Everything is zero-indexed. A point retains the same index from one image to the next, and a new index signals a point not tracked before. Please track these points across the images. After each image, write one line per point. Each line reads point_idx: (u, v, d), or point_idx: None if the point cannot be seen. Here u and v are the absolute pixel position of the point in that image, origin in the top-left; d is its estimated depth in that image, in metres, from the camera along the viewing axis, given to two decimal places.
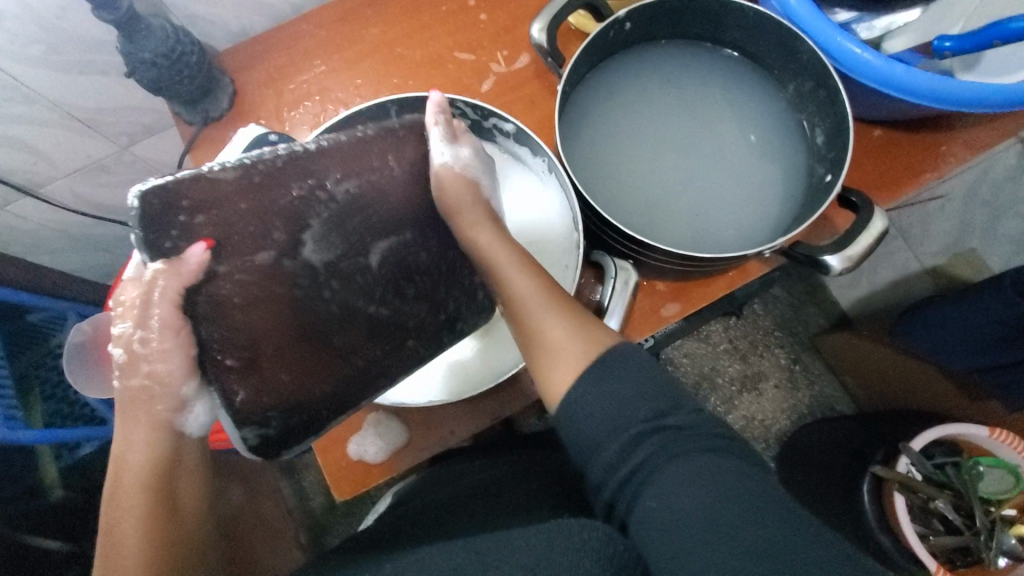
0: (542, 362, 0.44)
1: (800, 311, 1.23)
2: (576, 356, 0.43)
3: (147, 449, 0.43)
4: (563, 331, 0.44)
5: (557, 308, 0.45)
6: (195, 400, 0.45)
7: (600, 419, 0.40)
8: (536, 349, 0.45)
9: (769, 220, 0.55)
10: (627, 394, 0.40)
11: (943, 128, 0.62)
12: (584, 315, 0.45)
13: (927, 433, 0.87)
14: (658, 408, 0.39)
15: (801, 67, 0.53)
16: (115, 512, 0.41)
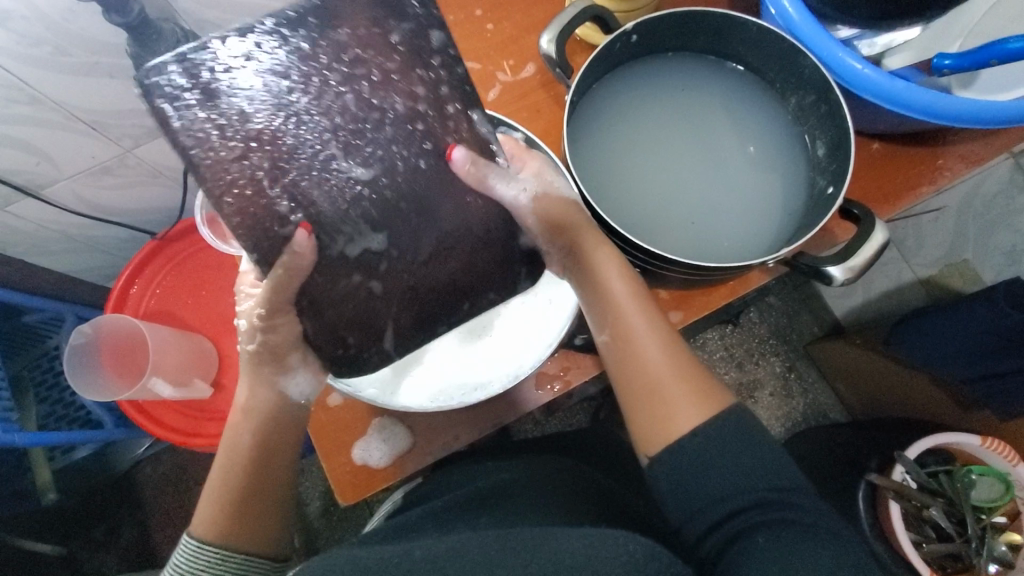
0: (654, 416, 0.46)
1: (793, 319, 1.24)
2: (689, 412, 0.45)
3: (264, 409, 0.51)
4: (685, 393, 0.46)
5: (673, 359, 0.47)
6: (299, 369, 0.52)
7: (714, 477, 0.43)
8: (652, 400, 0.46)
9: (769, 232, 0.56)
10: (737, 466, 0.43)
11: (940, 143, 0.63)
12: (704, 378, 0.47)
13: (922, 442, 0.88)
14: (781, 485, 0.43)
15: (803, 81, 0.54)
16: (232, 435, 0.51)
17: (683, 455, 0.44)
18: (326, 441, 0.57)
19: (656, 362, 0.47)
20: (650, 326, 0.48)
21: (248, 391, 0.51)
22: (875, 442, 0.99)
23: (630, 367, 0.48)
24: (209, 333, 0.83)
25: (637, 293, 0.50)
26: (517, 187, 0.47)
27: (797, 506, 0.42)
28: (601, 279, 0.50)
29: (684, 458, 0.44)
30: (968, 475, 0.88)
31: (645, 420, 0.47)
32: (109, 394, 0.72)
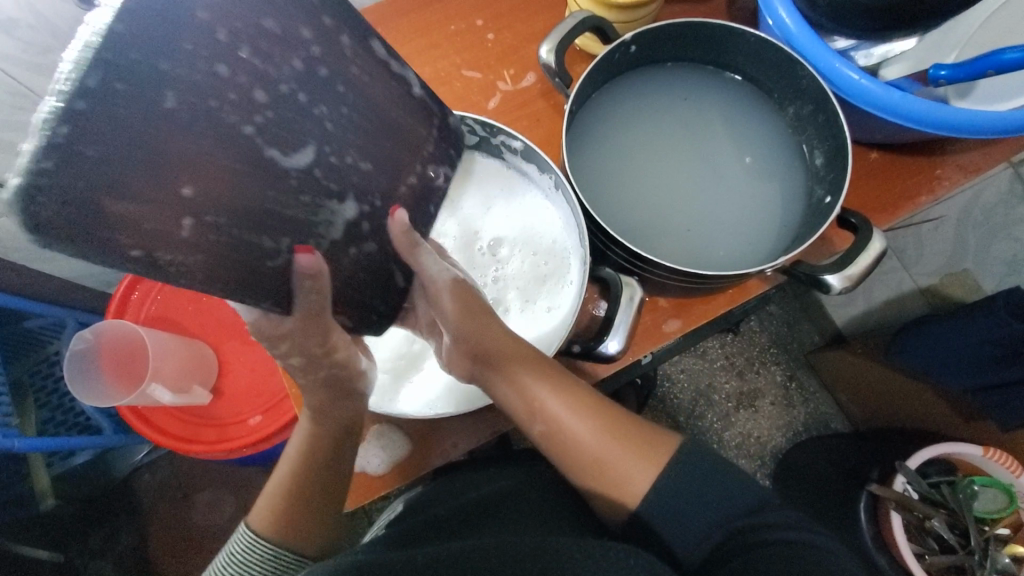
0: (611, 488, 0.47)
1: (794, 328, 1.24)
2: (640, 472, 0.46)
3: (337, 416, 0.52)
4: (627, 457, 0.46)
5: (607, 427, 0.48)
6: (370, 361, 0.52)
7: (690, 508, 0.44)
8: (601, 475, 0.47)
9: (768, 240, 0.57)
10: (720, 492, 0.44)
11: (939, 152, 0.64)
12: (638, 431, 0.48)
13: (924, 452, 0.88)
14: (755, 505, 0.44)
15: (801, 91, 0.54)
16: (311, 435, 0.52)
17: (651, 514, 0.44)
18: None
19: (591, 438, 0.48)
20: (569, 405, 0.49)
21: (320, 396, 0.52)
22: (877, 453, 0.98)
23: (568, 448, 0.48)
24: (209, 339, 0.83)
25: (546, 374, 0.49)
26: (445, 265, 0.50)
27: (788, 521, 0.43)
28: (507, 373, 0.49)
29: (658, 514, 0.44)
30: (970, 486, 0.87)
31: (604, 493, 0.47)
32: (108, 400, 0.72)
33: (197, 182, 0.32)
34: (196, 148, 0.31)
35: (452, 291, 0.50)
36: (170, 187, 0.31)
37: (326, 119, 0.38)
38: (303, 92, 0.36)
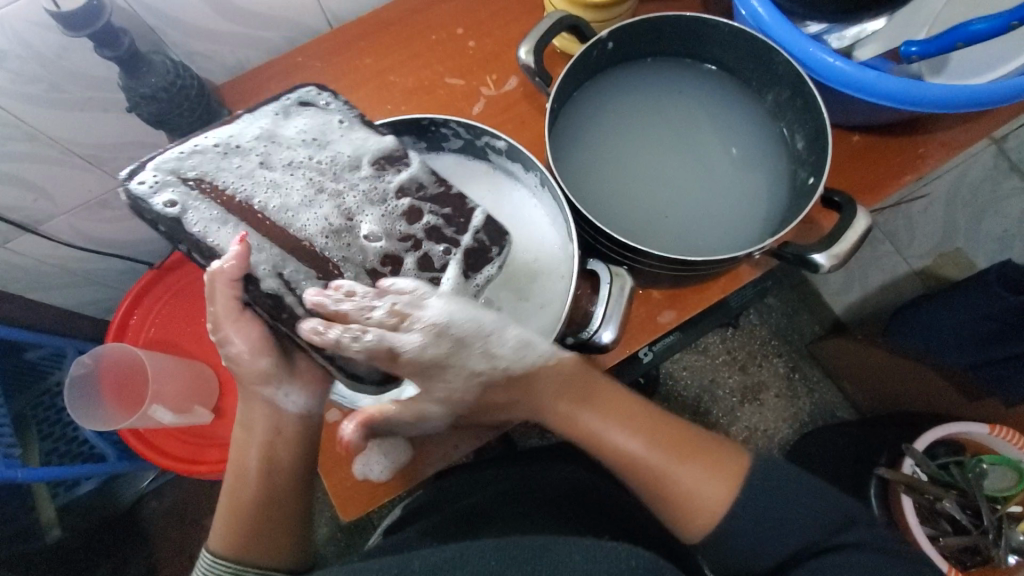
0: (688, 506, 0.47)
1: (794, 319, 1.24)
2: (717, 489, 0.47)
3: (271, 433, 0.50)
4: (698, 471, 0.48)
5: (672, 445, 0.50)
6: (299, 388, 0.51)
7: (795, 518, 0.45)
8: (674, 494, 0.48)
9: (756, 225, 0.57)
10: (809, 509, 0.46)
11: (920, 132, 0.64)
12: (704, 445, 0.50)
13: (930, 433, 0.87)
14: (842, 520, 0.45)
15: (777, 77, 0.55)
16: (243, 460, 0.50)
17: (723, 532, 0.46)
18: (326, 457, 0.57)
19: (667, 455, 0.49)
20: (635, 429, 0.51)
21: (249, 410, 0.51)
22: (882, 438, 0.98)
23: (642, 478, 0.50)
24: (210, 359, 0.84)
25: (609, 408, 0.52)
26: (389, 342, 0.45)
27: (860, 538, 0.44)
28: (568, 412, 0.52)
29: (734, 535, 0.46)
30: (979, 465, 0.87)
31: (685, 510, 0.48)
32: (110, 423, 0.72)
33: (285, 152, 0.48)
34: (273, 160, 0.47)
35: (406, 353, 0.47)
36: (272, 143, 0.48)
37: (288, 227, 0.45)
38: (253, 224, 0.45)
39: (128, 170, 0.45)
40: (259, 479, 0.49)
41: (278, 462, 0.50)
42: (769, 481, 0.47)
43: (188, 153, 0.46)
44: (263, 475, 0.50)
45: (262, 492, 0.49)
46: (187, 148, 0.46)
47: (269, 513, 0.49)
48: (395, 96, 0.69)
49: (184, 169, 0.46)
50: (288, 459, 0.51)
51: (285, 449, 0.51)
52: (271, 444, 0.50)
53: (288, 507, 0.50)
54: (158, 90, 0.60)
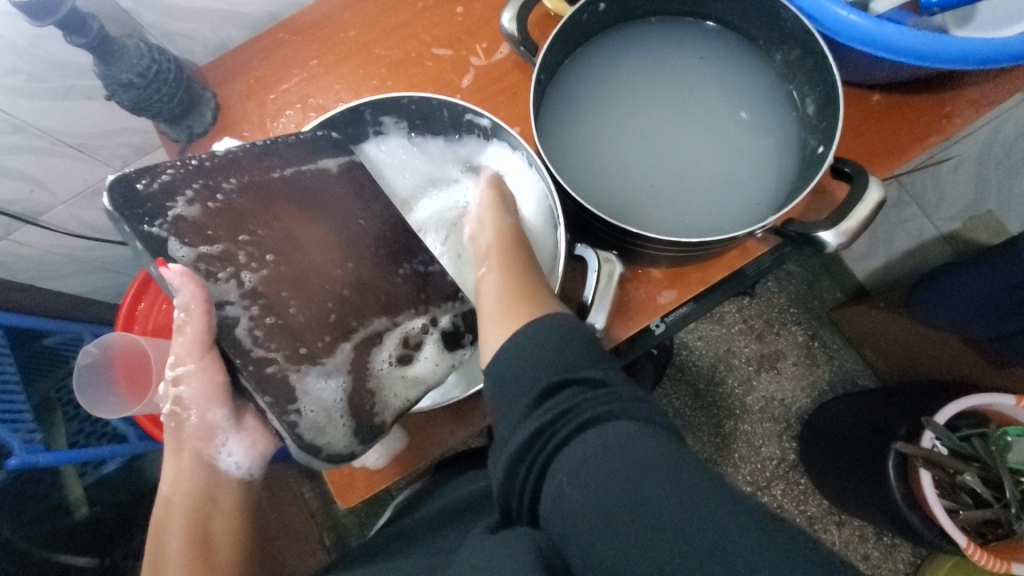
0: (484, 342, 0.47)
1: (813, 285, 1.20)
2: (494, 334, 0.45)
3: (184, 491, 0.51)
4: (510, 315, 0.45)
5: (518, 296, 0.47)
6: (229, 439, 0.53)
7: (553, 368, 0.39)
8: (482, 329, 0.47)
9: (760, 200, 0.53)
10: (549, 358, 0.40)
11: (948, 87, 0.59)
12: (539, 302, 0.46)
13: (950, 406, 0.85)
14: (592, 383, 0.37)
15: (786, 35, 0.50)
16: (162, 532, 0.50)
17: (508, 363, 0.42)
18: None
19: (492, 298, 0.48)
20: (520, 267, 0.50)
21: (170, 484, 0.51)
22: (902, 408, 0.94)
23: (481, 310, 0.49)
24: None
25: (506, 240, 0.52)
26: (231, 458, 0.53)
27: (602, 401, 0.36)
28: (477, 230, 0.54)
29: (507, 373, 0.41)
30: (1003, 437, 0.83)
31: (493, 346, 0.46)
32: (118, 408, 0.74)
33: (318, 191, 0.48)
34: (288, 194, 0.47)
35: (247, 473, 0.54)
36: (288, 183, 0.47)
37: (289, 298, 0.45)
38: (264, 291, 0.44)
39: (120, 172, 0.42)
40: (187, 548, 0.48)
41: (209, 525, 0.50)
42: (554, 350, 0.40)
43: (211, 164, 0.45)
44: (185, 532, 0.49)
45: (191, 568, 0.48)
46: (212, 158, 0.45)
47: None
48: (382, 70, 0.66)
49: (184, 184, 0.44)
50: (222, 531, 0.51)
51: (219, 511, 0.52)
52: (204, 504, 0.51)
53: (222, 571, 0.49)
54: (135, 77, 0.58)
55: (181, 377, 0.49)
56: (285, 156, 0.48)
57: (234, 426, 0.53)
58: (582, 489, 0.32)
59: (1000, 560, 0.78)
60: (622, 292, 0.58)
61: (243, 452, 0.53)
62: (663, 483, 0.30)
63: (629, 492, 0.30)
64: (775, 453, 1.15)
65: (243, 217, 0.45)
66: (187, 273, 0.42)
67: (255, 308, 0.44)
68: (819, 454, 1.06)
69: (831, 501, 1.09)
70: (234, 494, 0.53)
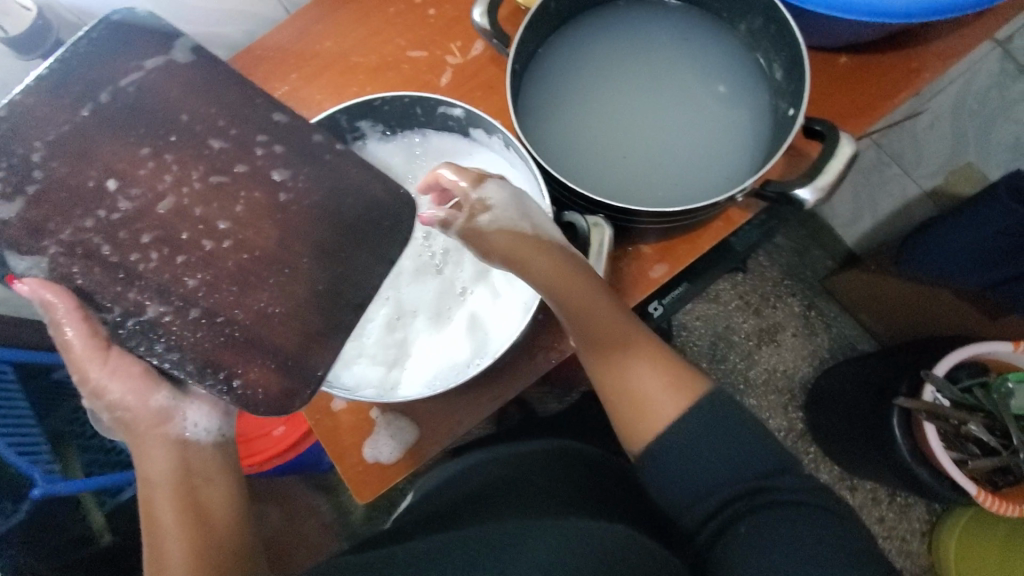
0: (642, 416, 0.50)
1: (805, 255, 1.22)
2: (678, 403, 0.49)
3: (163, 468, 0.47)
4: (665, 386, 0.50)
5: (653, 363, 0.51)
6: (186, 408, 0.49)
7: (730, 451, 0.48)
8: (633, 405, 0.50)
9: (734, 163, 0.55)
10: (734, 453, 0.47)
11: (913, 43, 0.61)
12: (675, 365, 0.52)
13: (949, 357, 0.86)
14: (764, 467, 0.47)
15: (748, 6, 0.52)
16: (154, 528, 0.45)
17: (687, 448, 0.48)
18: (336, 446, 0.58)
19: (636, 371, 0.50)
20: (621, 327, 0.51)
21: (150, 466, 0.47)
22: (902, 367, 0.96)
23: (613, 386, 0.51)
24: None
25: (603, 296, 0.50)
26: (199, 428, 0.49)
27: (789, 489, 0.46)
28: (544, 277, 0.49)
29: (687, 450, 0.48)
30: (1005, 384, 0.85)
31: (606, 377, 0.52)
32: None
33: (175, 91, 0.47)
34: (130, 116, 0.46)
35: (221, 447, 0.50)
36: (126, 95, 0.46)
37: (197, 240, 0.47)
38: (150, 241, 0.46)
39: None
40: (184, 522, 0.44)
41: (201, 493, 0.47)
42: (712, 419, 0.48)
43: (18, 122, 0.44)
44: (180, 511, 0.45)
45: (201, 550, 0.43)
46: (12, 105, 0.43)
47: (221, 556, 0.44)
48: (361, 76, 0.67)
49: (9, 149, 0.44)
50: (219, 504, 0.47)
51: (204, 479, 0.47)
52: (186, 478, 0.47)
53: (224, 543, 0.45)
54: None
55: (102, 388, 0.46)
56: (87, 70, 0.45)
57: (185, 400, 0.49)
58: (761, 541, 0.43)
59: (1008, 504, 0.80)
60: (615, 270, 0.59)
61: (208, 418, 0.50)
62: (826, 544, 0.43)
63: (808, 552, 0.43)
64: (783, 425, 1.17)
65: (75, 174, 0.45)
66: (40, 283, 0.43)
67: (162, 286, 0.46)
68: (828, 421, 1.07)
69: (843, 467, 1.10)
70: (214, 461, 0.49)
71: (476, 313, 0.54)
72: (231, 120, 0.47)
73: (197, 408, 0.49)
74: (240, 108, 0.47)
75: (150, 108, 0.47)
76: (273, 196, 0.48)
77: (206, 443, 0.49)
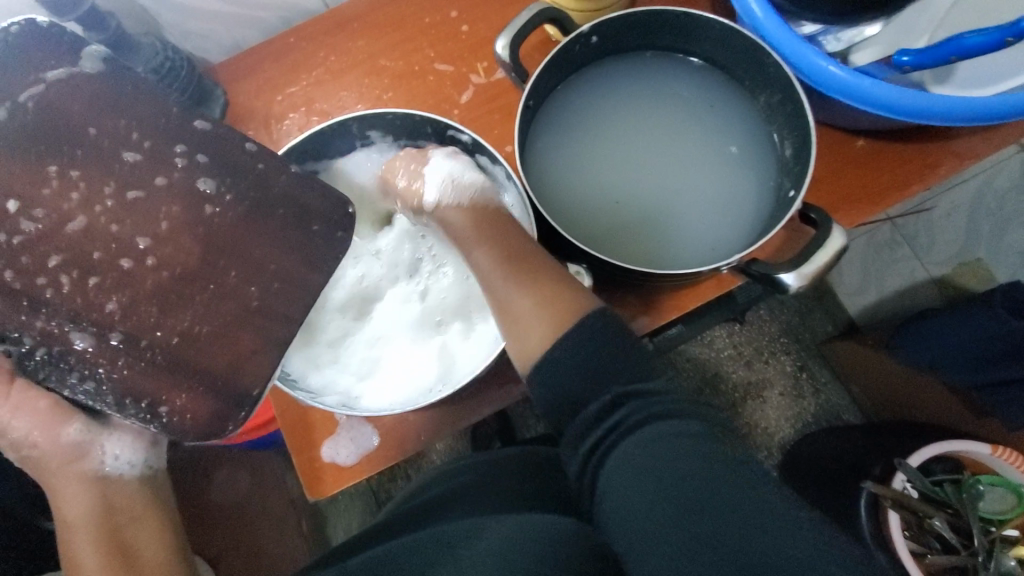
0: (516, 330, 0.46)
1: (806, 318, 1.19)
2: (543, 329, 0.45)
3: (77, 509, 0.52)
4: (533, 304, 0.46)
5: (521, 280, 0.47)
6: (105, 446, 0.52)
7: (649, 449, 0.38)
8: (510, 325, 0.47)
9: (728, 231, 0.55)
10: (672, 440, 0.38)
11: (933, 138, 0.60)
12: (556, 286, 0.46)
13: (925, 450, 0.86)
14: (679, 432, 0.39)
15: (769, 80, 0.52)
16: None
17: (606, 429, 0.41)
18: (297, 439, 0.59)
19: (524, 296, 0.46)
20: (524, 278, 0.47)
21: (77, 510, 0.52)
22: (881, 448, 0.95)
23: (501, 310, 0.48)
24: None
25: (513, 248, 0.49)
26: (120, 461, 0.53)
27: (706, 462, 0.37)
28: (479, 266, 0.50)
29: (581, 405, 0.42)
30: (976, 485, 0.85)
31: (512, 335, 0.46)
32: None
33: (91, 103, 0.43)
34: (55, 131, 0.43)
35: (136, 479, 0.55)
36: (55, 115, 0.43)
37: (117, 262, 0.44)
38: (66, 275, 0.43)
39: None
40: None
41: (127, 534, 0.53)
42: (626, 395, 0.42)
43: None
44: None
45: None
46: None
47: None
48: (386, 80, 0.68)
49: None
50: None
51: (130, 518, 0.54)
52: (110, 519, 0.53)
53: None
54: (149, 72, 0.61)
55: (7, 425, 0.49)
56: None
57: (102, 433, 0.52)
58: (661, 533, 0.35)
59: None
60: None
61: (130, 453, 0.54)
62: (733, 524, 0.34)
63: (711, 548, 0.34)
64: None
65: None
66: None
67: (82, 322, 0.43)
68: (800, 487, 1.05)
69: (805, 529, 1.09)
70: (136, 498, 0.55)
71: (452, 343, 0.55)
72: (145, 132, 0.44)
73: (122, 434, 0.53)
74: (156, 121, 0.44)
75: (57, 125, 0.43)
76: (198, 210, 0.45)
77: (121, 473, 0.54)
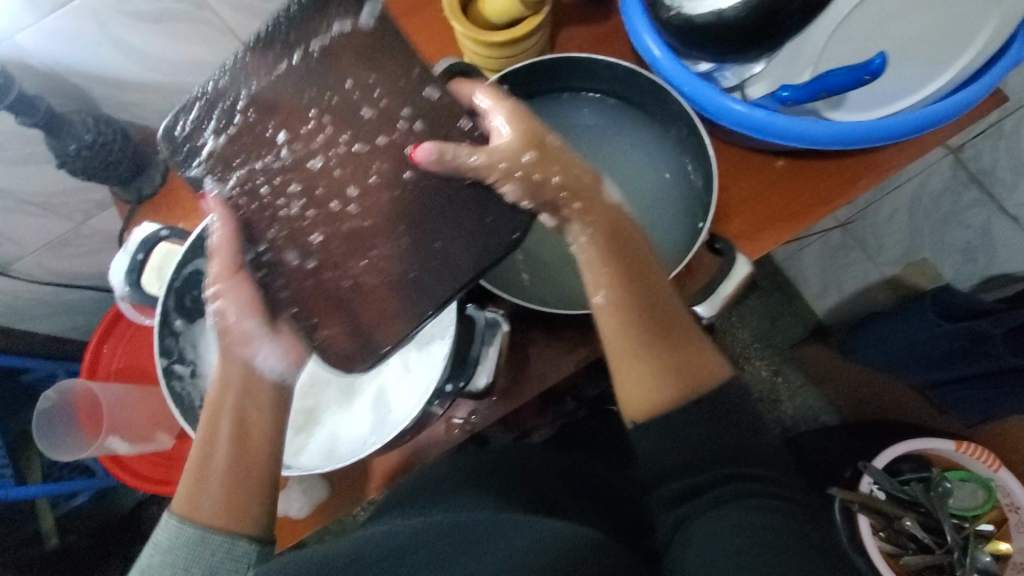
0: (636, 382, 0.44)
1: (777, 321, 1.16)
2: (664, 386, 0.43)
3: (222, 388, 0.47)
4: (654, 366, 0.43)
5: (655, 334, 0.44)
6: (263, 342, 0.48)
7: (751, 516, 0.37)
8: (622, 368, 0.44)
9: (639, 267, 0.56)
10: (765, 513, 0.37)
11: (852, 153, 0.62)
12: (688, 354, 0.44)
13: (889, 450, 0.86)
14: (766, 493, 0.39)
15: (675, 115, 0.54)
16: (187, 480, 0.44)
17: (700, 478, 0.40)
18: None
19: (647, 352, 0.44)
20: (649, 334, 0.45)
21: (220, 368, 0.48)
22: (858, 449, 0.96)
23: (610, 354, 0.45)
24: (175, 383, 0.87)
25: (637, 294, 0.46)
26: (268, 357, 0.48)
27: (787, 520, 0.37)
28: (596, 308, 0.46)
29: (689, 454, 0.41)
30: (944, 483, 0.85)
31: (626, 382, 0.44)
32: (78, 451, 0.75)
33: None
34: None
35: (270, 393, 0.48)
36: None
37: None
38: None
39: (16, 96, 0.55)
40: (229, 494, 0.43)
41: (247, 417, 0.46)
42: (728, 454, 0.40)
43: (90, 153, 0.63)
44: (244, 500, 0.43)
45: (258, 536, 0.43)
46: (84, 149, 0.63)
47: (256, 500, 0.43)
48: None
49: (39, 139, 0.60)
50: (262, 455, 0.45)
51: (252, 405, 0.46)
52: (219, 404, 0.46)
53: (256, 511, 0.43)
54: (83, 147, 0.63)
55: (217, 307, 0.48)
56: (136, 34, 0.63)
57: (265, 335, 0.48)
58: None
59: None
60: None
61: (280, 359, 0.49)
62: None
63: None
64: None
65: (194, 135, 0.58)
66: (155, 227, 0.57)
67: None
68: None
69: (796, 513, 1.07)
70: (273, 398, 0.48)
71: (383, 389, 0.55)
72: None
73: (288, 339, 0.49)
74: None
75: None
76: None
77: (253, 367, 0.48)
